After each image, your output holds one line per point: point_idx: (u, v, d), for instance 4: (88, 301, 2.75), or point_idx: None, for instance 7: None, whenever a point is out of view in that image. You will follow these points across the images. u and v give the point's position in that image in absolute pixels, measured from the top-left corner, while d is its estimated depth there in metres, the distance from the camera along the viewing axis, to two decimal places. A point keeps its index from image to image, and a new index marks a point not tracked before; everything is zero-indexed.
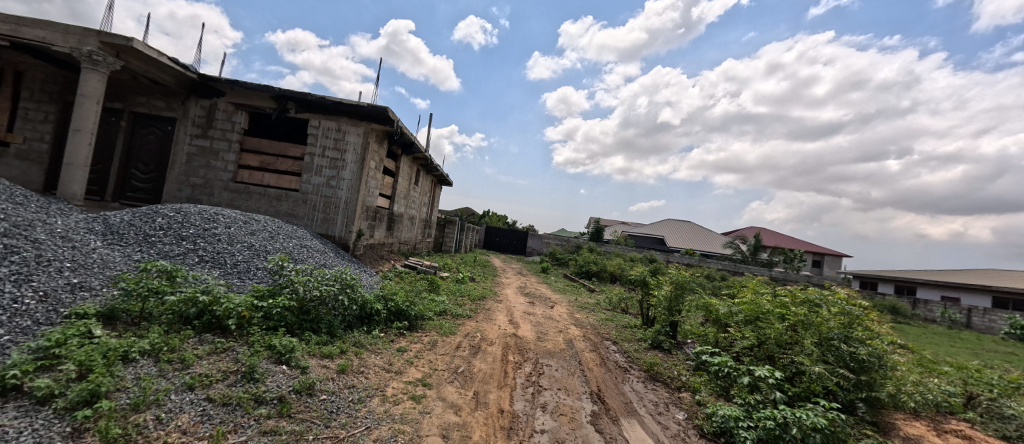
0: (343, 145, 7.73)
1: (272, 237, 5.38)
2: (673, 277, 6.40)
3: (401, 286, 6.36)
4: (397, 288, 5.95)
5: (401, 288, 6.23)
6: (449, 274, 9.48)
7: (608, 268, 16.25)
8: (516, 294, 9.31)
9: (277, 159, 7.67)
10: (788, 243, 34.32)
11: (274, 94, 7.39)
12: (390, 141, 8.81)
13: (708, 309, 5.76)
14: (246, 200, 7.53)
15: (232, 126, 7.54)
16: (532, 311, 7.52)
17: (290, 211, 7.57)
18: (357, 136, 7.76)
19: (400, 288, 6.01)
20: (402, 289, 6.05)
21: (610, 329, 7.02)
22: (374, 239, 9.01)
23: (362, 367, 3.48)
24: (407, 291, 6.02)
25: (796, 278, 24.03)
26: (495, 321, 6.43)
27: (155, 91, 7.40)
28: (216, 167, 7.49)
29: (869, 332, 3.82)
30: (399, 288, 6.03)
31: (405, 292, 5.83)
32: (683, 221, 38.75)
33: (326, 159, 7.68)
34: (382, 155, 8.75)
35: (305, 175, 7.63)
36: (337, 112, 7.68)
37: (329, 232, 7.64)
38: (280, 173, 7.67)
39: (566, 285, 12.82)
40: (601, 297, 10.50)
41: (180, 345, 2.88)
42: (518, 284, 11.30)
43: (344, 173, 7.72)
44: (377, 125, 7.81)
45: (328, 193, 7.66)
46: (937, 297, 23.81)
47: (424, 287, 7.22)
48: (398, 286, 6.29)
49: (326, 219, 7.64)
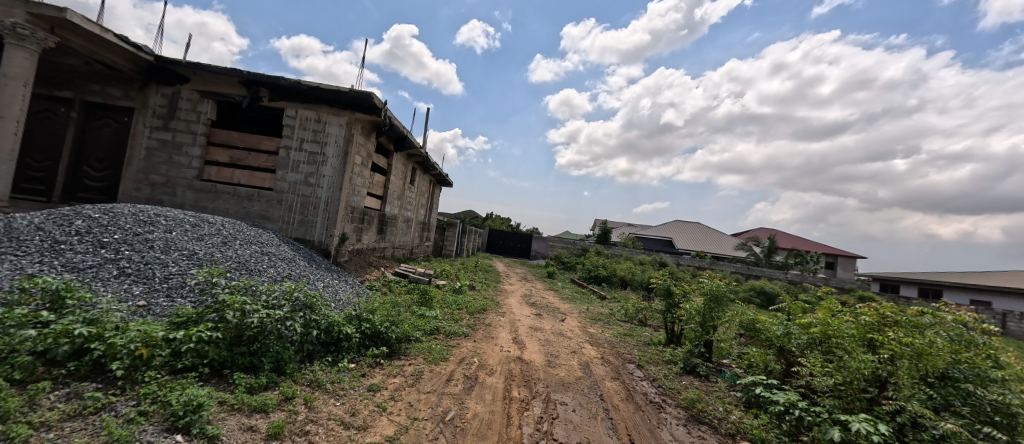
0: (323, 137, 6.80)
1: (224, 244, 4.43)
2: (707, 288, 5.41)
3: (385, 300, 5.37)
4: (381, 303, 4.98)
5: (385, 302, 5.26)
6: (446, 283, 8.51)
7: (618, 272, 15.25)
8: (521, 304, 8.33)
9: (248, 154, 6.77)
10: (802, 245, 33.14)
11: (242, 79, 6.45)
12: (379, 134, 7.85)
13: (755, 327, 4.74)
14: (213, 201, 6.60)
15: (197, 117, 6.64)
16: (539, 326, 6.53)
17: (263, 213, 6.63)
18: (339, 127, 6.83)
19: (383, 303, 5.04)
20: (386, 304, 5.07)
21: (632, 347, 6.01)
22: (362, 244, 8.06)
23: (309, 426, 2.51)
24: (392, 306, 5.06)
25: (814, 281, 22.87)
26: (496, 340, 5.43)
27: (110, 78, 6.51)
28: (179, 164, 6.58)
29: (1007, 370, 2.80)
30: (383, 303, 5.06)
31: (388, 307, 4.86)
32: (692, 222, 37.65)
33: (305, 153, 6.76)
34: (371, 150, 7.83)
35: (280, 171, 6.70)
36: (316, 100, 6.75)
37: (307, 236, 6.69)
38: (252, 170, 6.76)
39: (574, 292, 11.84)
40: (614, 307, 9.51)
41: (22, 408, 1.95)
42: (523, 293, 10.29)
43: (324, 169, 6.78)
44: (362, 114, 6.86)
45: (306, 192, 6.73)
46: (966, 301, 22.53)
47: (416, 300, 6.25)
48: (382, 300, 5.31)
49: (304, 221, 6.70)
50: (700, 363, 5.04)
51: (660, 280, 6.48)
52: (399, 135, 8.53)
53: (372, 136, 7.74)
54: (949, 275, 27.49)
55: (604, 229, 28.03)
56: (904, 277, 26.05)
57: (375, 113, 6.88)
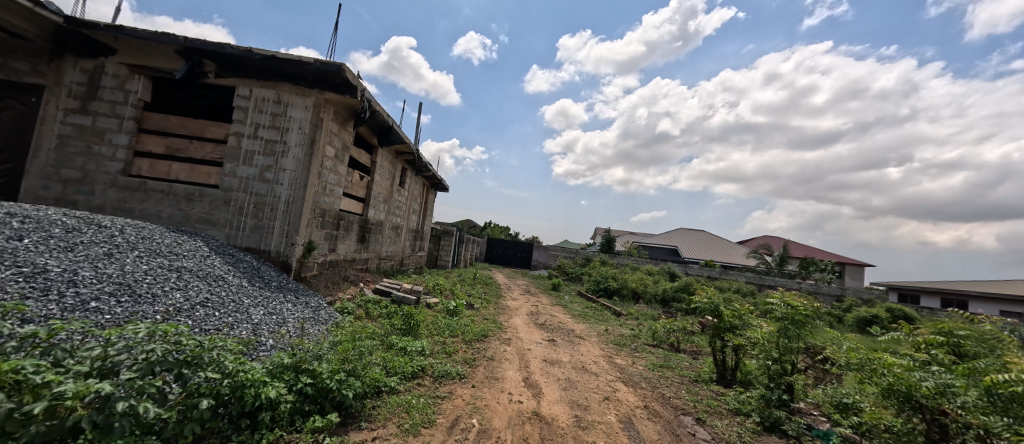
0: (283, 122, 5.43)
1: (107, 257, 3.05)
2: (783, 311, 4.08)
3: (350, 336, 3.95)
4: (344, 340, 3.57)
5: (349, 338, 3.83)
6: (438, 301, 7.10)
7: (629, 284, 13.92)
8: (529, 326, 6.95)
9: (190, 143, 5.43)
10: (813, 253, 31.99)
11: (179, 49, 5.09)
12: (358, 122, 6.50)
13: (870, 371, 3.36)
14: (142, 202, 5.23)
15: (124, 97, 5.30)
16: (556, 358, 5.17)
17: (206, 216, 5.25)
18: (304, 110, 5.47)
19: (348, 340, 3.63)
20: (351, 341, 3.66)
21: (678, 388, 4.62)
22: (336, 255, 6.67)
23: None
24: (358, 344, 3.65)
25: (832, 291, 21.57)
26: (501, 385, 4.02)
27: (15, 48, 5.17)
28: (100, 155, 5.23)
29: None
30: (347, 340, 3.64)
31: (352, 346, 3.44)
32: (696, 230, 36.50)
33: (260, 142, 5.38)
34: (348, 141, 6.47)
35: (229, 165, 5.34)
36: (275, 76, 5.40)
37: (261, 246, 5.30)
38: (194, 163, 5.41)
39: (585, 308, 10.45)
40: (635, 327, 8.14)
41: None
42: (530, 310, 8.89)
43: (284, 162, 5.39)
44: (332, 94, 5.50)
45: (261, 190, 5.34)
46: (993, 312, 21.30)
47: (396, 327, 4.84)
48: (346, 335, 3.89)
49: (258, 226, 5.31)
50: (786, 418, 3.67)
51: (707, 300, 5.14)
52: (383, 127, 7.18)
53: (349, 125, 6.39)
54: (968, 284, 26.30)
55: (608, 237, 26.70)
56: (924, 287, 24.84)
57: (350, 93, 5.50)
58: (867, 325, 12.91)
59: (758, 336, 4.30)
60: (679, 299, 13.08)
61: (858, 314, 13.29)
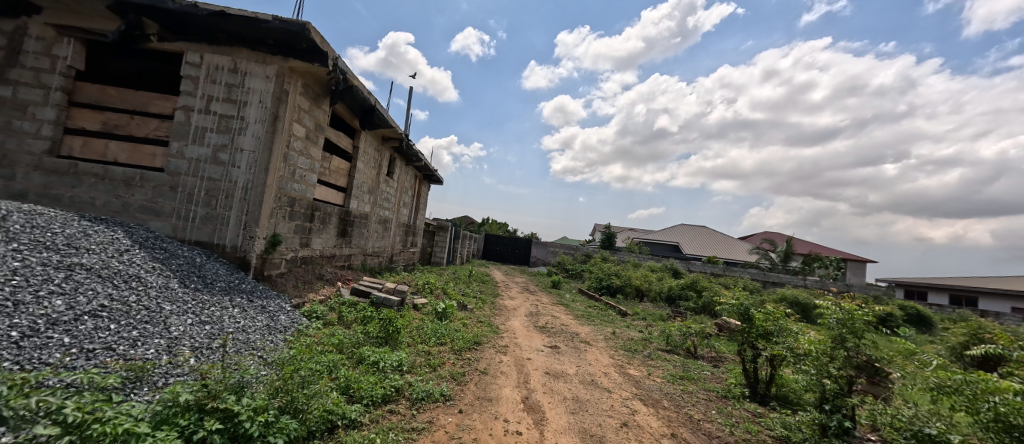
0: (240, 94, 4.63)
1: None
2: (838, 316, 3.31)
3: (305, 353, 3.18)
4: (291, 361, 2.81)
5: (301, 356, 3.07)
6: (426, 302, 6.32)
7: (633, 282, 13.19)
8: (528, 330, 6.20)
9: (131, 118, 4.63)
10: (817, 249, 31.35)
11: (112, 6, 4.27)
12: (334, 98, 5.70)
13: (968, 398, 2.63)
14: (72, 187, 4.43)
15: (51, 64, 4.49)
16: (560, 370, 4.41)
17: (149, 205, 4.47)
18: (264, 80, 4.67)
19: (297, 361, 2.86)
20: (302, 362, 2.90)
21: (707, 408, 3.87)
22: (310, 251, 5.88)
23: None
24: (310, 367, 2.89)
25: (839, 288, 20.89)
26: (495, 409, 3.24)
27: None
28: (21, 132, 4.42)
29: None
30: (296, 361, 2.88)
31: (299, 369, 2.69)
32: (698, 226, 35.81)
33: (213, 117, 4.58)
34: (322, 121, 5.68)
35: (176, 144, 4.55)
36: (230, 40, 4.59)
37: (214, 240, 4.51)
38: (136, 142, 4.62)
39: (588, 308, 9.70)
40: (646, 330, 7.38)
41: None
42: (529, 311, 8.12)
43: (241, 141, 4.58)
44: (298, 62, 4.69)
45: (214, 174, 4.55)
46: (1006, 310, 20.63)
47: (371, 336, 4.07)
48: (299, 352, 3.13)
49: (210, 216, 4.52)
50: None
51: (736, 302, 4.39)
52: (364, 106, 6.37)
53: (322, 102, 5.59)
54: (976, 280, 25.68)
55: (609, 233, 25.95)
56: (932, 284, 24.21)
57: (319, 61, 4.70)
58: (883, 323, 12.29)
59: (808, 347, 3.56)
60: (686, 297, 12.35)
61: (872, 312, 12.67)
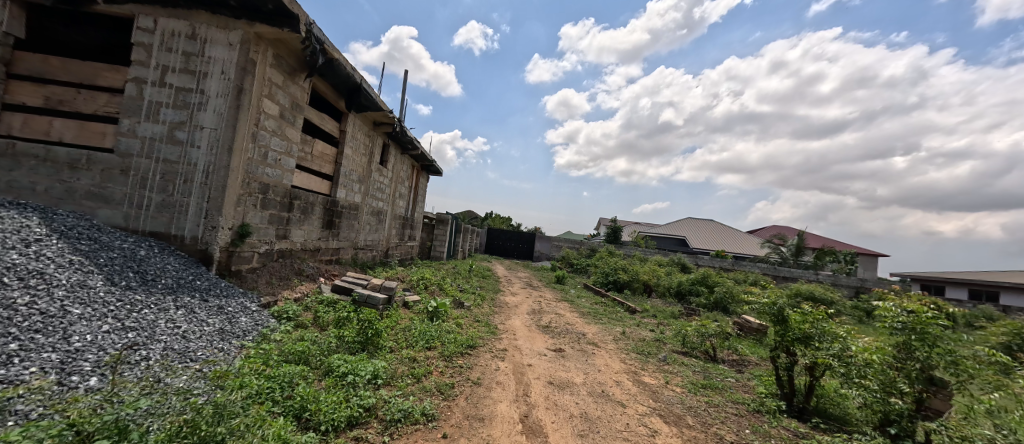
0: (198, 64, 4.05)
1: None
2: (902, 318, 2.86)
3: (254, 366, 2.63)
4: (226, 382, 2.26)
5: (246, 371, 2.52)
6: (418, 300, 5.75)
7: (641, 277, 12.58)
8: (530, 330, 5.63)
9: (77, 93, 4.08)
10: (828, 243, 30.49)
11: None
12: (312, 73, 5.12)
13: None
14: (9, 170, 3.89)
15: None
16: (565, 379, 3.84)
17: (97, 190, 3.92)
18: (226, 48, 4.08)
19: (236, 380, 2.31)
20: (243, 380, 2.34)
21: (739, 426, 3.29)
22: (289, 244, 5.32)
23: None
24: (253, 387, 2.34)
25: (854, 282, 20.13)
26: (486, 432, 2.68)
27: None
28: None
29: None
30: (235, 380, 2.33)
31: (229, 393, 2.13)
32: (705, 220, 35.03)
33: (169, 91, 4.02)
34: (300, 98, 5.10)
35: (127, 121, 3.99)
36: (186, 1, 4.00)
37: (171, 230, 3.96)
38: (84, 120, 4.07)
39: (594, 305, 9.12)
40: (658, 329, 6.78)
41: None
42: (532, 308, 7.55)
43: (201, 117, 4.02)
44: (264, 27, 4.10)
45: (170, 155, 3.99)
46: None
47: (346, 341, 3.52)
48: (246, 366, 2.58)
49: (167, 203, 3.97)
50: None
51: (769, 301, 3.87)
52: (349, 84, 5.77)
53: (299, 77, 5.01)
54: (995, 275, 24.77)
55: (615, 227, 25.28)
56: (950, 279, 23.35)
57: (288, 25, 4.10)
58: None
59: (869, 358, 2.95)
60: (697, 293, 11.73)
61: None
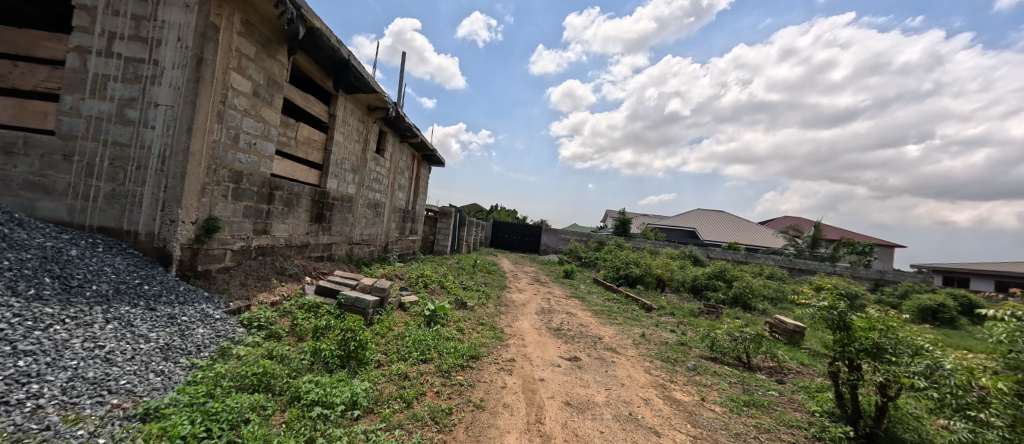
0: (150, 30, 3.45)
1: None
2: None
3: (193, 397, 2.05)
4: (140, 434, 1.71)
5: (177, 408, 1.95)
6: (415, 301, 5.16)
7: (654, 271, 11.92)
8: (540, 334, 5.04)
9: (13, 66, 3.49)
10: (844, 234, 29.52)
11: None
12: (292, 46, 4.49)
13: None
14: None
15: None
16: (585, 398, 3.23)
17: (36, 179, 3.35)
18: (182, 11, 3.47)
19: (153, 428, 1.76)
20: (165, 425, 1.79)
21: None
22: (270, 239, 4.75)
23: None
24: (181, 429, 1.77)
25: (875, 275, 19.29)
26: None
27: None
28: None
29: None
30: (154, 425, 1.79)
31: None
32: (716, 211, 34.16)
33: (118, 61, 3.43)
34: (278, 74, 4.48)
35: (69, 97, 3.41)
36: None
37: (124, 225, 3.40)
38: (22, 97, 3.49)
39: (607, 302, 8.50)
40: (680, 331, 6.15)
41: None
42: (540, 307, 6.95)
43: (156, 93, 3.44)
44: None
45: (120, 137, 3.41)
46: None
47: (324, 357, 2.94)
48: (180, 400, 2.01)
49: (117, 193, 3.40)
50: None
51: (828, 304, 3.31)
52: (335, 59, 5.14)
53: (276, 49, 4.39)
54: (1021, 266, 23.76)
55: (623, 219, 24.55)
56: (973, 270, 22.43)
57: None
58: (934, 315, 10.89)
59: (991, 385, 2.43)
60: (714, 287, 11.06)
61: (920, 302, 11.31)
